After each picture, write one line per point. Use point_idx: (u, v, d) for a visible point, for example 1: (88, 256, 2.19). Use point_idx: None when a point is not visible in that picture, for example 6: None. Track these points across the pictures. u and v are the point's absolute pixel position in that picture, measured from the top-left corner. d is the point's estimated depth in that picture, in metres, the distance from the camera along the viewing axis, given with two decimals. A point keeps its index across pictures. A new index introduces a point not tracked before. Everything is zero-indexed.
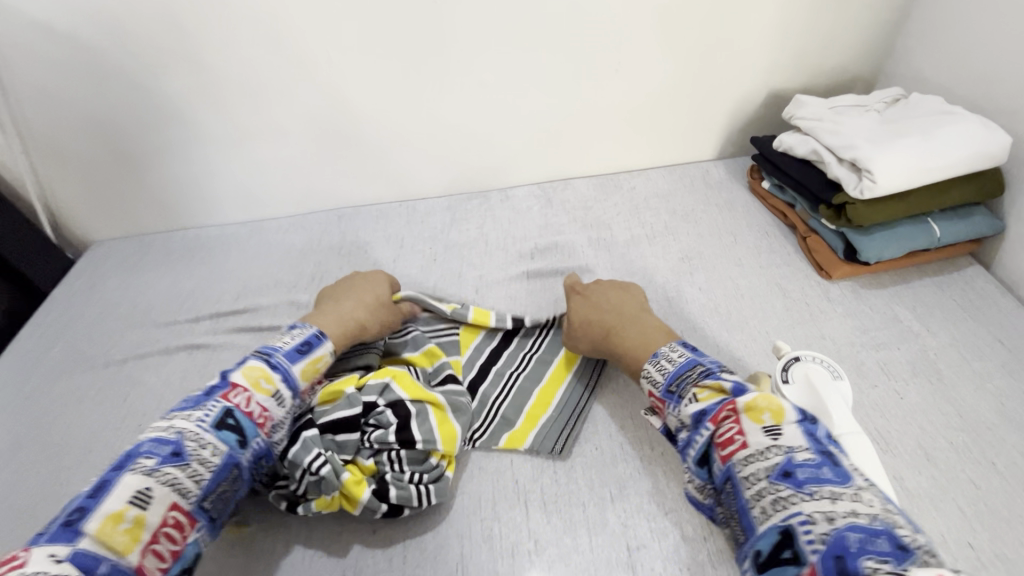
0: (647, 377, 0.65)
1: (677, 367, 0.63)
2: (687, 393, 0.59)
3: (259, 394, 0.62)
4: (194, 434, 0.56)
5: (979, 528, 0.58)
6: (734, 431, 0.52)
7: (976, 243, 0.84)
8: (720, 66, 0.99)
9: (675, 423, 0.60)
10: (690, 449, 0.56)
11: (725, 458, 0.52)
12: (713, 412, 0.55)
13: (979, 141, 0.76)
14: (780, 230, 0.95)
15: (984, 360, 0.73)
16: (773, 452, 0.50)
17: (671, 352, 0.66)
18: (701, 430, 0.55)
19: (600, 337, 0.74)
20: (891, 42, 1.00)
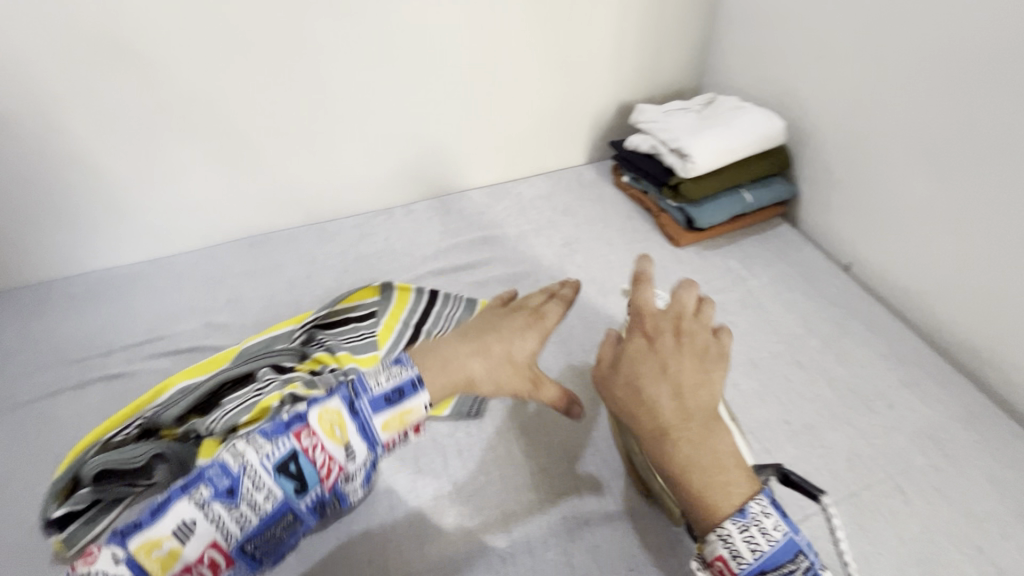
0: (723, 539, 0.47)
1: (775, 547, 0.46)
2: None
3: (331, 442, 0.58)
4: (255, 473, 0.55)
5: (792, 408, 0.76)
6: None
7: (781, 206, 1.08)
8: (576, 85, 1.19)
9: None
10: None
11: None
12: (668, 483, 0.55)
13: (764, 126, 0.99)
14: (640, 213, 1.14)
15: (792, 290, 0.94)
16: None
17: (767, 512, 0.47)
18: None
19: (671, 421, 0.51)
20: (704, 59, 1.25)
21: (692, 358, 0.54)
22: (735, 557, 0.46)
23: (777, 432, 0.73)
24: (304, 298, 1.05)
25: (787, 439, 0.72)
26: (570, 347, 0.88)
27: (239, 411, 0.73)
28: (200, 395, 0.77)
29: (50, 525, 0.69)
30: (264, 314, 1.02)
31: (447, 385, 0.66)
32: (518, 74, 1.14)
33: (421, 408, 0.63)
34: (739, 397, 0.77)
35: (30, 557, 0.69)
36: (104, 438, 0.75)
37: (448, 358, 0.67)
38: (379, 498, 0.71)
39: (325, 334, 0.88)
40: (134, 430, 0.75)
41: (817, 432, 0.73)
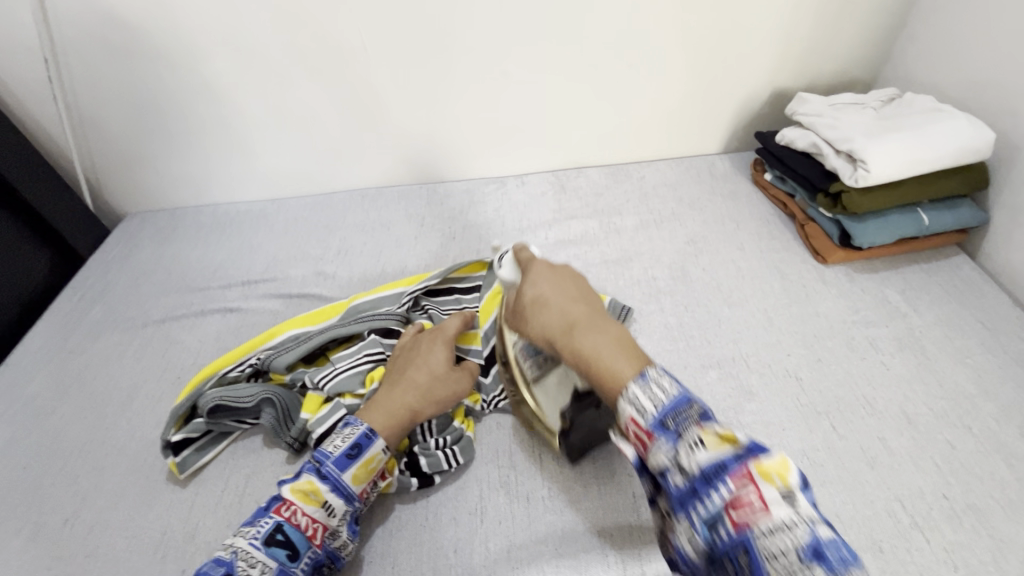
0: (630, 400, 0.53)
1: (671, 397, 0.52)
2: (686, 432, 0.50)
3: (308, 506, 0.59)
4: (246, 552, 0.55)
5: (954, 482, 0.64)
6: (751, 493, 0.45)
7: (962, 234, 0.91)
8: (729, 65, 1.05)
9: (666, 464, 0.50)
10: (698, 504, 0.47)
11: (738, 523, 0.44)
12: (732, 468, 0.46)
13: (966, 138, 0.82)
14: (780, 218, 1.01)
15: (965, 338, 0.79)
16: (797, 526, 0.43)
17: (662, 376, 0.55)
18: (722, 490, 0.46)
19: (558, 334, 0.63)
20: (890, 46, 1.06)
21: (564, 290, 0.67)
22: (640, 412, 0.52)
23: (932, 508, 0.62)
24: (410, 260, 1.03)
25: (944, 520, 0.61)
26: (687, 360, 0.79)
27: (351, 375, 0.75)
28: (311, 346, 0.78)
29: (168, 447, 0.72)
30: (370, 270, 1.01)
31: (394, 417, 0.67)
32: (665, 46, 1.02)
33: (384, 454, 0.64)
34: (887, 457, 0.67)
35: (149, 471, 0.74)
36: (219, 372, 0.78)
37: (387, 403, 0.68)
38: (470, 485, 0.68)
39: (430, 302, 0.89)
40: (248, 368, 0.79)
41: (985, 518, 0.61)
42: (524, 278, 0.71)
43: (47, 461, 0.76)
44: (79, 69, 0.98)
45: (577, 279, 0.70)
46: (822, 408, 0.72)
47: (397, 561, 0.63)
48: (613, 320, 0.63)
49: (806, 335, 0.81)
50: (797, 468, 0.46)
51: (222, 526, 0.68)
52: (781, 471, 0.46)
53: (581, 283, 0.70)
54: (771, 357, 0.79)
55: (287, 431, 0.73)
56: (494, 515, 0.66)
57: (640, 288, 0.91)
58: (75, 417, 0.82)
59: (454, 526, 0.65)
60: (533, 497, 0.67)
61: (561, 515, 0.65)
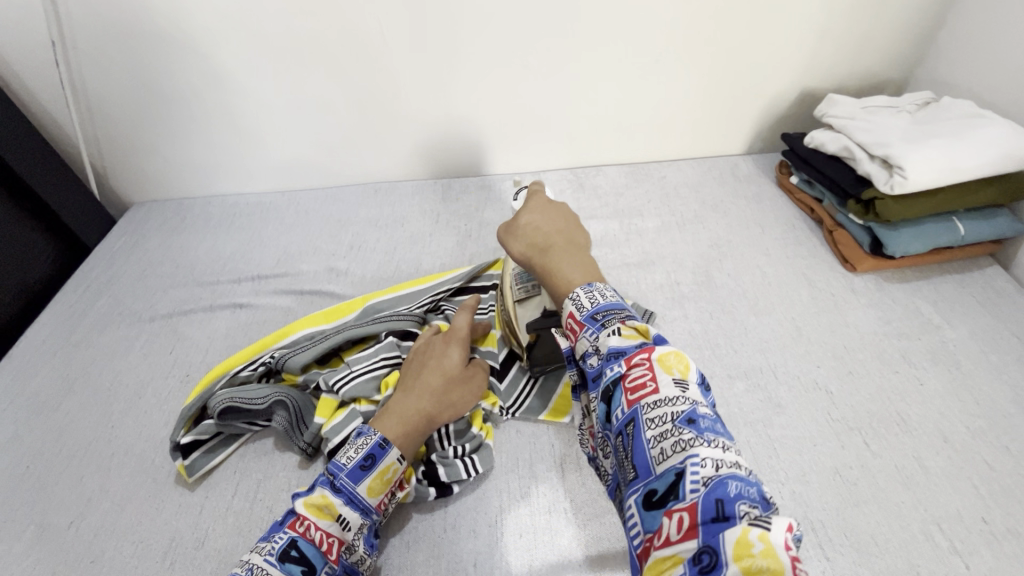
0: (572, 299, 0.59)
1: (608, 301, 0.58)
2: (609, 324, 0.55)
3: (322, 520, 0.57)
4: (260, 569, 0.52)
5: (993, 505, 0.62)
6: (647, 375, 0.49)
7: (996, 244, 0.88)
8: (758, 63, 1.02)
9: (588, 348, 0.55)
10: (601, 378, 0.52)
11: (632, 401, 0.48)
12: (629, 353, 0.51)
13: (1009, 145, 0.79)
14: (806, 223, 0.98)
15: (1001, 353, 0.77)
16: (680, 400, 0.46)
17: (607, 288, 0.60)
18: (616, 365, 0.51)
19: (536, 252, 0.68)
20: (924, 48, 1.03)
21: (549, 225, 0.71)
22: (579, 308, 0.58)
23: (971, 531, 0.60)
24: (424, 257, 1.00)
25: (983, 544, 0.59)
26: (712, 368, 0.77)
27: (368, 378, 0.73)
28: (327, 346, 0.76)
29: (176, 450, 0.70)
30: (383, 267, 0.99)
31: (410, 424, 0.64)
32: (694, 43, 0.99)
33: (399, 463, 0.62)
34: (922, 476, 0.65)
35: (156, 473, 0.72)
36: (231, 372, 0.76)
37: (402, 409, 0.65)
38: (490, 496, 0.66)
39: (448, 303, 0.87)
40: (260, 367, 0.76)
41: None
42: (522, 206, 0.75)
43: (51, 459, 0.74)
44: (88, 54, 0.95)
45: (567, 217, 0.73)
46: (854, 423, 0.70)
47: (415, 574, 0.61)
48: (586, 252, 0.68)
49: (836, 346, 0.79)
50: (699, 367, 0.49)
51: (232, 532, 0.65)
52: (680, 366, 0.49)
53: (568, 220, 0.72)
54: (801, 368, 0.76)
55: (300, 435, 0.70)
56: (515, 528, 0.63)
57: (663, 292, 0.88)
58: (80, 413, 0.79)
59: (473, 539, 0.63)
60: (555, 510, 0.65)
61: (585, 530, 0.63)
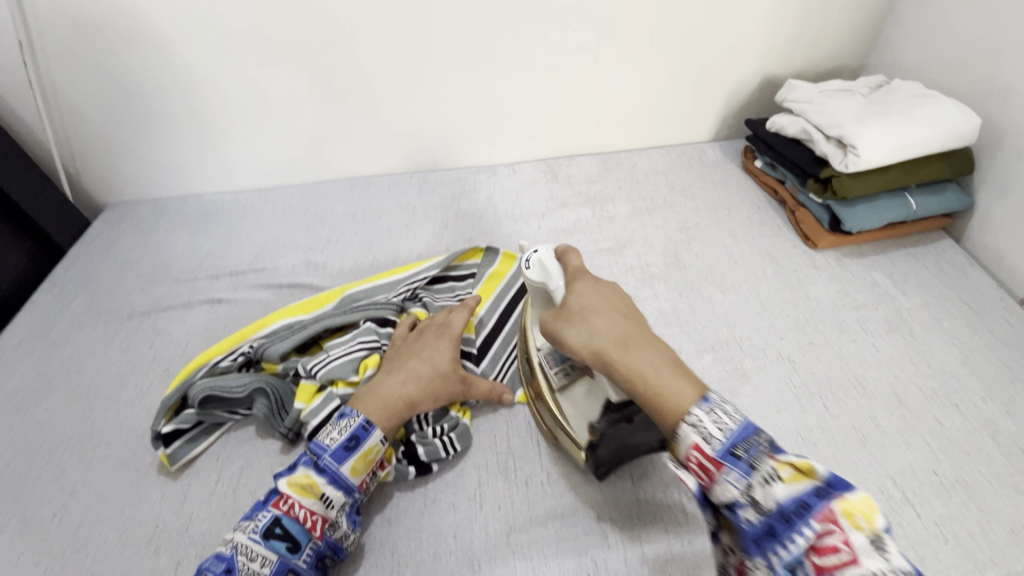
0: (695, 426, 0.51)
1: (739, 427, 0.51)
2: (759, 465, 0.49)
3: (306, 499, 0.60)
4: (245, 547, 0.56)
5: (943, 458, 0.66)
6: (836, 536, 0.44)
7: (947, 218, 0.93)
8: (720, 52, 1.05)
9: (737, 497, 0.49)
10: (778, 549, 0.46)
11: (823, 568, 0.44)
12: (815, 509, 0.45)
13: (953, 122, 0.83)
14: (770, 205, 1.02)
15: (952, 320, 0.81)
16: (888, 574, 0.42)
17: (724, 403, 0.53)
18: (805, 528, 0.45)
19: (614, 347, 0.60)
20: (878, 33, 1.07)
21: (606, 306, 0.65)
22: (707, 440, 0.50)
23: (922, 484, 0.63)
24: (402, 249, 1.02)
25: (933, 495, 0.63)
26: (682, 344, 0.80)
27: (345, 361, 0.74)
28: (306, 335, 0.78)
29: (158, 439, 0.71)
30: (361, 260, 1.00)
31: (391, 408, 0.66)
32: (658, 33, 1.02)
33: (382, 444, 0.64)
34: (878, 435, 0.68)
35: (138, 465, 0.73)
36: (209, 363, 0.77)
37: (386, 394, 0.67)
38: (468, 472, 0.68)
39: (426, 292, 0.88)
40: (240, 357, 0.78)
41: (973, 493, 0.63)
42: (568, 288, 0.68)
43: (31, 455, 0.74)
44: (57, 56, 0.95)
45: (617, 292, 0.68)
46: (815, 389, 0.73)
47: (398, 547, 0.62)
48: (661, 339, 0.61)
49: (798, 318, 0.82)
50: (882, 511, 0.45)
51: (217, 517, 0.67)
52: (866, 512, 0.44)
53: (626, 301, 0.67)
54: (765, 340, 0.79)
55: (281, 421, 0.72)
56: (493, 501, 0.65)
57: (634, 275, 0.91)
58: (58, 411, 0.79)
59: (453, 512, 0.65)
60: (532, 483, 0.67)
61: (561, 500, 0.65)
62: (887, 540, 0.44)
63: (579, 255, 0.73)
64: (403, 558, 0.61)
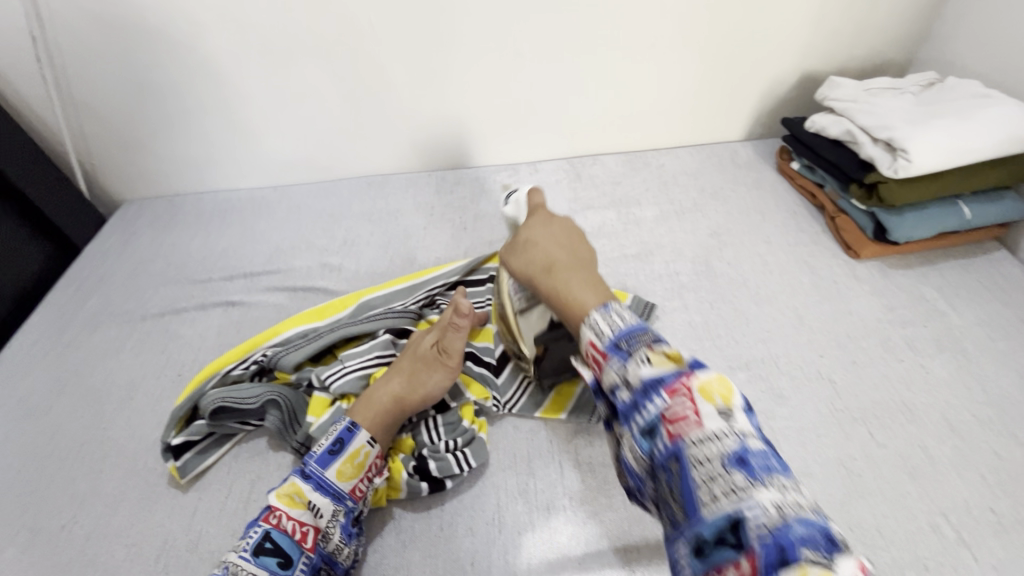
0: (591, 325, 0.54)
1: (629, 323, 0.53)
2: (637, 351, 0.50)
3: (294, 510, 0.58)
4: (235, 565, 0.53)
5: (1002, 495, 0.61)
6: (687, 407, 0.45)
7: (1002, 228, 0.86)
8: (757, 46, 0.99)
9: (615, 381, 0.50)
10: (637, 416, 0.47)
11: (673, 435, 0.44)
12: (667, 381, 0.46)
13: (1015, 125, 0.77)
14: (808, 210, 0.97)
15: (1008, 339, 0.75)
16: (725, 435, 0.43)
17: (625, 308, 0.55)
18: (655, 398, 0.46)
19: (540, 275, 0.62)
20: (929, 26, 1.00)
21: (560, 243, 0.64)
22: (599, 335, 0.53)
23: (978, 522, 0.59)
24: (419, 251, 0.99)
25: (991, 535, 0.58)
26: (713, 360, 0.75)
27: (358, 373, 0.72)
28: (320, 344, 0.75)
29: (168, 450, 0.69)
30: (377, 263, 0.97)
31: (376, 406, 0.66)
32: (691, 26, 0.96)
33: (369, 446, 0.62)
34: (928, 466, 0.63)
35: (149, 475, 0.71)
36: (221, 371, 0.75)
37: (370, 393, 0.67)
38: (487, 493, 0.65)
39: (444, 298, 0.85)
40: (252, 366, 0.76)
41: None
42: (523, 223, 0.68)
43: (42, 462, 0.73)
44: (71, 50, 0.93)
45: (569, 226, 0.66)
46: (858, 413, 0.68)
47: (412, 573, 0.60)
48: (592, 266, 0.62)
49: (839, 334, 0.77)
50: (740, 390, 0.47)
51: (227, 534, 0.64)
52: (722, 392, 0.46)
53: (583, 238, 0.66)
54: (803, 358, 0.75)
55: (293, 434, 0.69)
56: (512, 525, 0.62)
57: (662, 284, 0.86)
58: (70, 416, 0.78)
59: (470, 537, 0.62)
60: (554, 508, 0.63)
61: (584, 528, 0.62)
62: (741, 415, 0.45)
63: (545, 194, 0.71)
64: None
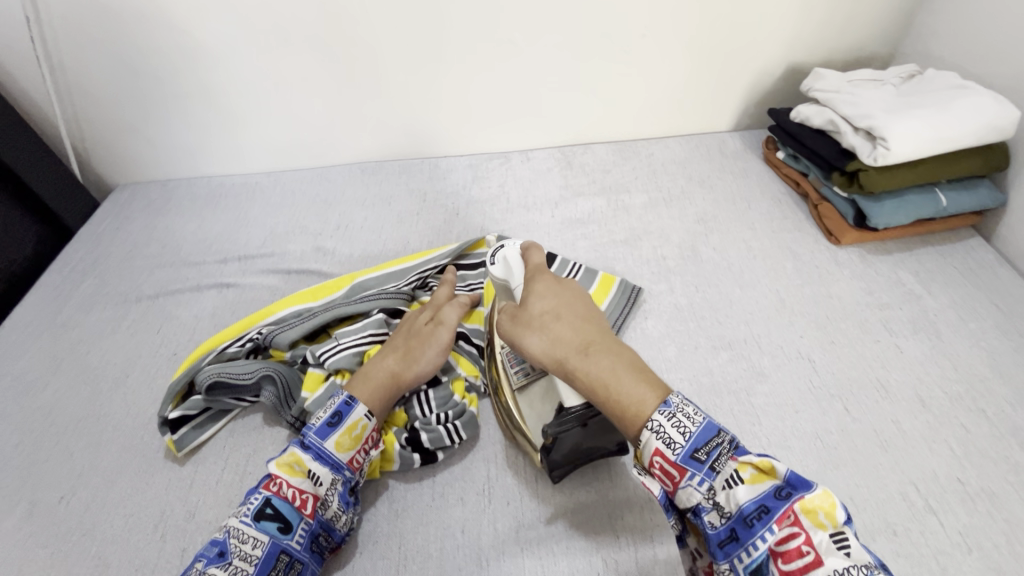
0: (656, 431, 0.51)
1: (699, 428, 0.50)
2: (721, 467, 0.50)
3: (294, 478, 0.59)
4: (236, 530, 0.55)
5: (969, 466, 0.64)
6: (801, 541, 0.45)
7: (977, 215, 0.89)
8: (745, 38, 1.02)
9: (700, 502, 0.49)
10: (739, 551, 0.47)
11: (787, 574, 0.44)
12: (776, 511, 0.46)
13: (990, 115, 0.80)
14: (792, 198, 0.99)
15: (980, 321, 0.78)
16: (852, 571, 0.43)
17: (685, 403, 0.52)
18: (767, 532, 0.46)
19: (574, 354, 0.59)
20: (911, 20, 1.02)
21: (564, 314, 0.63)
22: (669, 446, 0.50)
23: (946, 491, 0.61)
24: (412, 236, 1.00)
25: (958, 504, 0.61)
26: (698, 340, 0.78)
27: (353, 351, 0.74)
28: (315, 323, 0.77)
29: (164, 425, 0.70)
30: (371, 247, 0.98)
31: (374, 381, 0.67)
32: (681, 18, 0.98)
33: (367, 419, 0.63)
34: (900, 439, 0.66)
35: (145, 450, 0.72)
36: (216, 348, 0.76)
37: (367, 370, 0.68)
38: (477, 465, 0.67)
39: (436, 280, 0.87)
40: (247, 343, 0.77)
41: (1000, 502, 0.61)
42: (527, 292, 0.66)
43: (39, 437, 0.74)
44: (65, 32, 0.93)
45: (578, 296, 0.65)
46: (835, 390, 0.71)
47: (404, 541, 0.62)
48: (625, 345, 0.59)
49: (819, 317, 0.80)
50: (842, 503, 0.46)
51: (223, 505, 0.66)
52: (826, 508, 0.46)
53: (587, 302, 0.65)
54: (784, 338, 0.77)
55: (288, 409, 0.71)
56: (502, 495, 0.64)
57: (650, 268, 0.88)
58: (66, 394, 0.79)
59: (461, 506, 0.64)
60: (542, 479, 0.66)
61: (571, 498, 0.64)
62: (847, 530, 0.45)
63: (541, 252, 0.71)
64: (410, 552, 0.61)
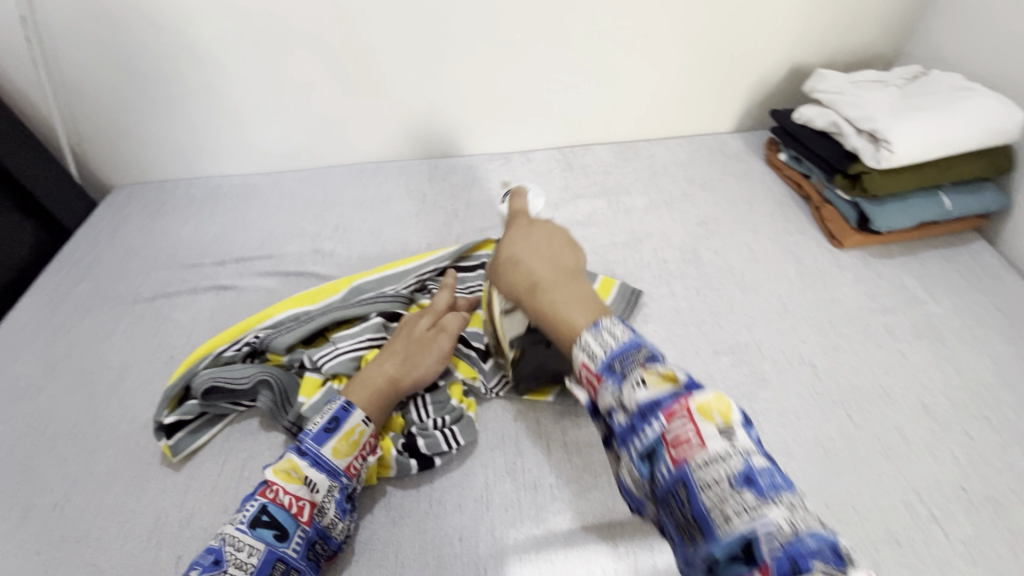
0: (583, 346, 0.49)
1: (623, 342, 0.47)
2: (632, 372, 0.44)
3: (291, 484, 0.59)
4: (231, 536, 0.54)
5: (972, 474, 0.63)
6: (689, 429, 0.40)
7: (982, 219, 0.89)
8: (747, 38, 1.01)
9: (612, 404, 0.45)
10: (636, 439, 0.42)
11: (679, 460, 0.40)
12: (666, 405, 0.41)
13: (995, 118, 0.79)
14: (794, 201, 0.98)
15: (984, 327, 0.77)
16: (730, 455, 0.39)
17: (617, 324, 0.49)
18: (654, 423, 0.41)
19: (526, 293, 0.59)
20: (916, 20, 1.01)
21: (540, 254, 0.62)
22: (592, 357, 0.47)
23: (949, 500, 0.61)
24: (411, 238, 0.99)
25: (961, 513, 0.60)
26: (699, 345, 0.77)
27: (350, 355, 0.73)
28: (312, 327, 0.76)
29: (160, 430, 0.69)
30: (369, 249, 0.98)
31: (373, 386, 0.67)
32: (683, 18, 0.97)
33: (364, 425, 0.63)
34: (903, 447, 0.65)
35: (141, 454, 0.72)
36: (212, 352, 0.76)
37: (366, 375, 0.68)
38: (475, 472, 0.67)
39: (435, 283, 0.86)
40: (244, 347, 0.76)
41: (1004, 511, 0.60)
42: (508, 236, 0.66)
43: (34, 441, 0.73)
44: (61, 32, 0.92)
45: (557, 240, 0.64)
46: (838, 396, 0.70)
47: (401, 548, 0.61)
48: (579, 279, 0.59)
49: (821, 322, 0.79)
50: (740, 406, 0.42)
51: (218, 511, 0.65)
52: (750, 453, 0.41)
53: (570, 250, 0.64)
54: (786, 343, 0.76)
55: (285, 414, 0.70)
56: (500, 502, 0.64)
57: (650, 271, 0.88)
58: (61, 397, 0.78)
59: (458, 513, 0.63)
60: (540, 486, 0.65)
61: (569, 505, 0.63)
62: (742, 432, 0.41)
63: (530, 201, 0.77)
64: (407, 560, 0.60)
